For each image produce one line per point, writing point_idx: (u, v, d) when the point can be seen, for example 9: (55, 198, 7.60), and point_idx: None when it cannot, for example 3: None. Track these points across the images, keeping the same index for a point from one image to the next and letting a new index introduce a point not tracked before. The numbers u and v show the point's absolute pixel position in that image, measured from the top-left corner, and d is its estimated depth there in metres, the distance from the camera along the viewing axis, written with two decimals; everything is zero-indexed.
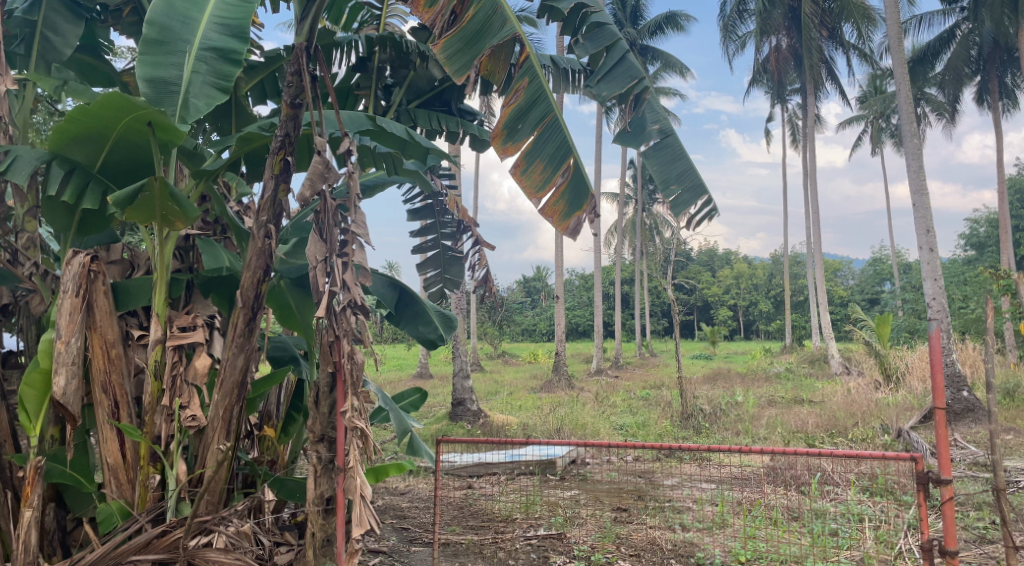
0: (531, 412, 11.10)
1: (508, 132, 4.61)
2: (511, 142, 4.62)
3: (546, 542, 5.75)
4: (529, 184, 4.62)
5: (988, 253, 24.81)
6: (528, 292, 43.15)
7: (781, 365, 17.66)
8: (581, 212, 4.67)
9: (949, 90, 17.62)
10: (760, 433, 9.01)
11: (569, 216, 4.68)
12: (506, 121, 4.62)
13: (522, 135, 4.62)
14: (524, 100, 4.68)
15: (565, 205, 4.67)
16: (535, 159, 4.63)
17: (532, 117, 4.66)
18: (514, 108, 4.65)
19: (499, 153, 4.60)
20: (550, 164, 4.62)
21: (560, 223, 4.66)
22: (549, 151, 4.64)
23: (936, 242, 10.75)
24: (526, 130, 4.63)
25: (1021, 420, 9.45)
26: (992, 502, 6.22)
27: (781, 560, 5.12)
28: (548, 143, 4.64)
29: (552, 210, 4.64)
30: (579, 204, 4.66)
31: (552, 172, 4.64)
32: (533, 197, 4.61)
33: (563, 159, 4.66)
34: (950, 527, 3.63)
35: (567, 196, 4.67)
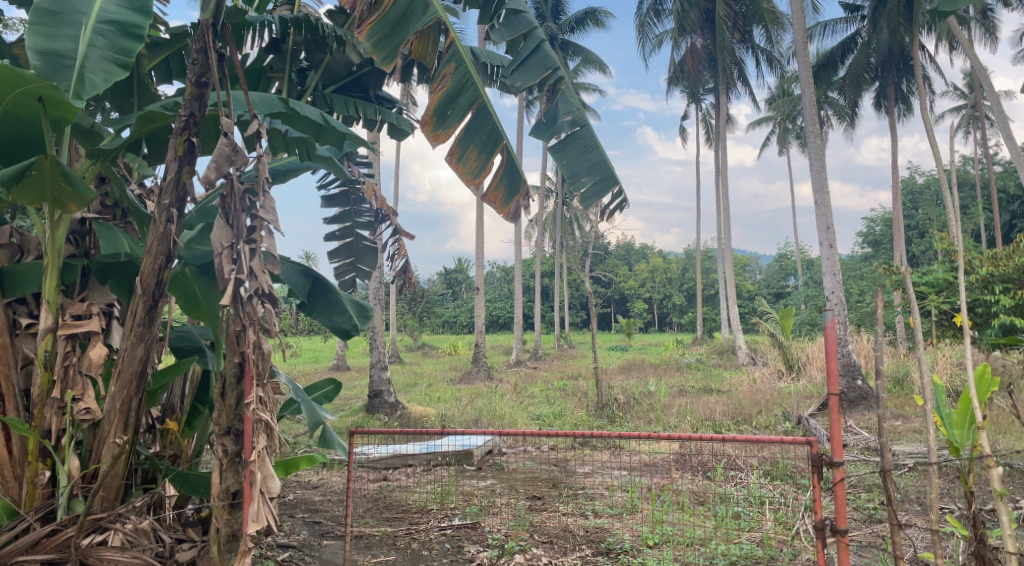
0: (449, 404, 11.10)
1: (437, 119, 4.58)
2: (441, 129, 4.59)
3: (460, 531, 5.77)
4: (465, 169, 4.63)
5: (882, 251, 26.40)
6: (449, 284, 43.05)
7: (692, 356, 18.31)
8: (519, 196, 4.72)
9: (850, 95, 18.56)
10: (671, 422, 9.32)
11: (508, 199, 4.71)
12: (434, 108, 4.58)
13: (452, 122, 4.61)
14: (451, 85, 4.64)
15: (504, 190, 4.70)
16: (468, 145, 4.63)
17: (461, 103, 4.64)
18: (442, 95, 4.61)
19: (430, 140, 4.58)
20: (484, 150, 4.64)
21: (502, 207, 4.70)
22: (481, 137, 4.65)
23: (835, 238, 11.36)
24: (456, 116, 4.62)
25: (908, 406, 10.14)
26: (879, 484, 6.64)
27: (687, 542, 5.30)
28: (479, 129, 4.65)
29: (494, 195, 4.68)
30: (516, 189, 4.70)
31: (487, 157, 4.66)
32: (470, 184, 4.63)
33: (495, 144, 4.67)
34: (841, 507, 3.80)
35: (505, 180, 4.69)
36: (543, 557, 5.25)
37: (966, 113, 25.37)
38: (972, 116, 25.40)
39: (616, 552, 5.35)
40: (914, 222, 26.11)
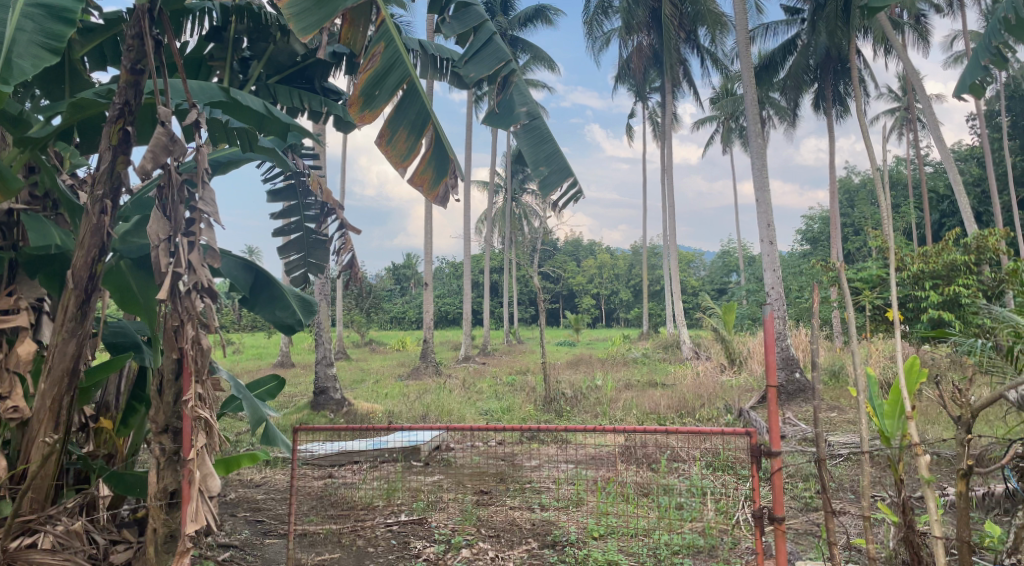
0: (397, 399, 11.05)
1: (365, 98, 4.52)
2: (368, 109, 4.52)
3: (406, 527, 5.75)
4: (393, 152, 4.61)
5: (819, 248, 27.29)
6: (397, 280, 42.68)
7: (637, 350, 18.63)
8: (447, 178, 4.74)
9: (791, 96, 19.08)
10: (617, 415, 9.48)
11: (436, 182, 4.73)
12: (362, 88, 4.51)
13: (380, 102, 4.55)
14: (379, 65, 4.61)
15: (431, 173, 4.71)
16: (396, 127, 4.62)
17: (390, 83, 4.59)
18: (370, 75, 4.56)
19: (357, 121, 4.52)
20: (413, 133, 4.65)
21: (430, 191, 4.72)
22: (410, 119, 4.67)
23: (775, 235, 11.68)
24: (384, 96, 4.57)
25: (842, 398, 10.53)
26: (815, 473, 6.88)
27: (631, 533, 5.39)
28: (408, 110, 4.65)
29: (420, 178, 4.67)
30: (443, 172, 4.71)
31: (415, 139, 4.67)
32: (399, 167, 4.61)
33: (424, 126, 4.69)
34: (778, 496, 3.92)
35: (432, 163, 4.71)
36: (489, 551, 5.27)
37: (900, 116, 26.38)
38: (905, 119, 26.43)
39: (562, 544, 5.41)
40: (850, 220, 27.05)
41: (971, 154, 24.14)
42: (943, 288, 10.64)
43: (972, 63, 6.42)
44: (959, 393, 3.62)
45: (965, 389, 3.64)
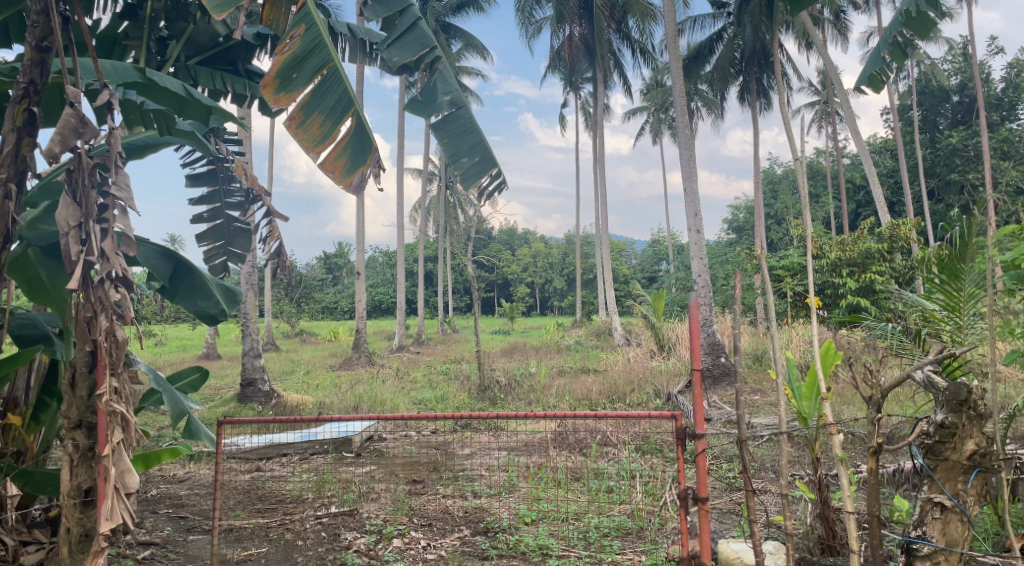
0: (328, 390, 10.89)
1: (281, 81, 4.41)
2: (285, 92, 4.43)
3: (337, 519, 5.67)
4: (307, 137, 4.50)
5: (745, 237, 28.18)
6: (329, 269, 41.98)
7: (571, 338, 18.87)
8: (364, 167, 4.67)
9: (717, 87, 19.55)
10: (550, 402, 9.61)
11: (351, 171, 4.65)
12: (279, 69, 4.41)
13: (298, 85, 4.46)
14: (299, 48, 4.52)
15: (346, 160, 4.62)
16: (312, 111, 4.50)
17: (308, 67, 4.51)
18: (288, 57, 4.45)
19: (271, 102, 4.40)
20: (331, 118, 4.54)
21: (343, 179, 4.63)
22: (329, 104, 4.55)
23: (701, 224, 11.99)
24: (301, 79, 4.47)
25: (764, 381, 10.96)
26: (737, 454, 7.15)
27: (563, 517, 5.46)
28: (328, 96, 4.55)
29: (333, 165, 4.58)
30: (361, 159, 4.65)
31: (333, 124, 4.56)
32: (311, 152, 4.49)
33: (344, 112, 4.59)
34: (702, 476, 4.02)
35: (349, 151, 4.64)
36: (421, 540, 5.26)
37: (820, 109, 27.40)
38: (824, 112, 27.47)
39: (494, 530, 5.45)
40: (773, 210, 28.04)
41: (885, 146, 25.31)
42: (859, 275, 11.14)
43: (874, 54, 6.67)
44: (870, 373, 3.79)
45: (874, 370, 3.81)
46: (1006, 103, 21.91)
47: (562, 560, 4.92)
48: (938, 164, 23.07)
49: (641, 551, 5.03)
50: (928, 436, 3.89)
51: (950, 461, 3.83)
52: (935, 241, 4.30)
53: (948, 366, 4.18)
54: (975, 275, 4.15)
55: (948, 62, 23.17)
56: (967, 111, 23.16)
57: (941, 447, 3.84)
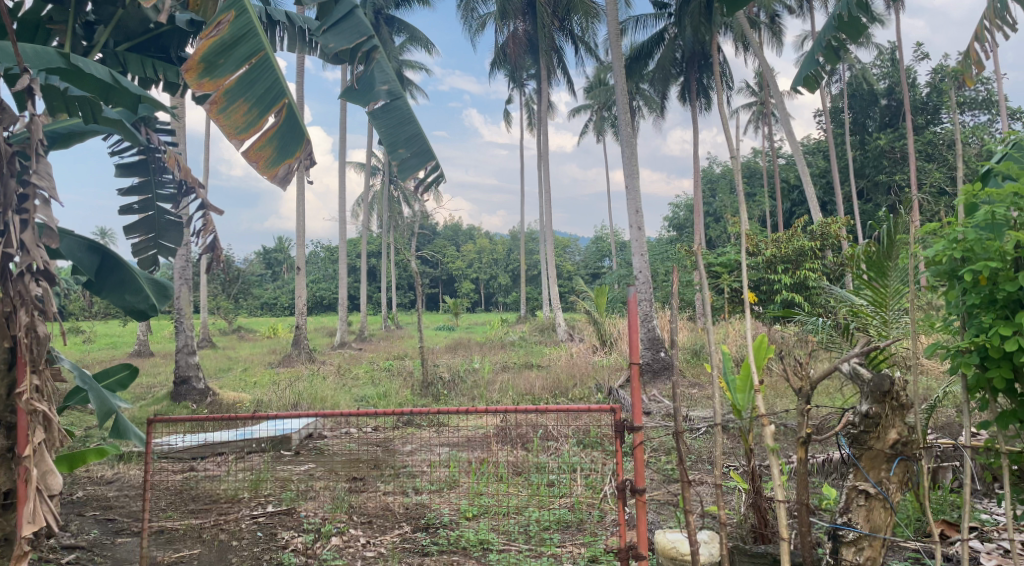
0: (266, 388, 10.66)
1: (206, 66, 4.52)
2: (209, 77, 4.53)
3: (274, 519, 5.57)
4: (230, 125, 4.54)
5: (685, 235, 28.78)
6: (269, 265, 41.11)
7: (515, 334, 18.93)
8: (290, 160, 4.79)
9: (659, 86, 19.86)
10: (493, 398, 9.65)
11: (276, 163, 4.75)
12: (205, 54, 4.53)
13: (223, 71, 4.57)
14: (228, 35, 4.66)
15: (271, 151, 4.71)
16: (237, 98, 4.57)
17: (236, 54, 4.64)
18: (215, 43, 4.59)
19: (194, 85, 4.48)
20: (258, 106, 4.63)
21: (267, 169, 4.72)
22: (257, 92, 4.65)
23: (643, 221, 12.19)
24: (227, 65, 4.59)
25: (702, 375, 11.23)
26: (675, 446, 7.32)
27: (503, 511, 5.50)
28: (256, 84, 4.66)
29: (257, 154, 4.67)
30: (286, 154, 4.76)
31: (260, 113, 4.66)
32: (235, 139, 4.55)
33: (273, 102, 4.71)
34: (640, 469, 4.07)
35: (274, 143, 4.73)
36: (360, 538, 5.21)
37: (756, 110, 28.14)
38: (761, 113, 28.22)
39: (435, 526, 5.44)
40: (711, 208, 28.70)
41: (818, 148, 26.16)
42: (793, 272, 11.50)
43: (808, 57, 6.95)
44: (800, 366, 3.90)
45: (804, 363, 3.92)
46: (930, 107, 22.88)
47: (502, 554, 4.93)
48: (868, 166, 23.99)
49: (581, 544, 5.08)
50: (854, 426, 4.04)
51: (873, 450, 3.98)
52: (864, 239, 4.48)
53: (874, 357, 4.33)
54: (900, 271, 4.34)
55: (878, 67, 24.04)
56: (895, 115, 24.07)
57: (866, 436, 3.98)
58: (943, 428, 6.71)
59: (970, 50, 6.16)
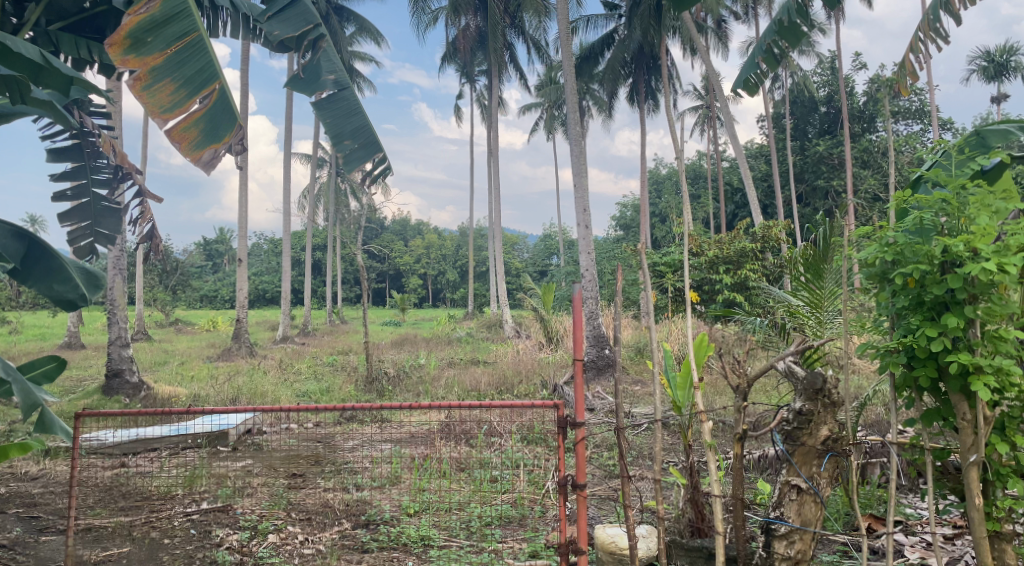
0: (204, 382, 10.39)
1: (132, 42, 4.42)
2: (135, 54, 4.42)
3: (208, 516, 5.43)
4: (153, 102, 4.46)
5: (631, 234, 29.19)
6: (209, 257, 40.11)
7: (461, 330, 18.92)
8: (217, 144, 4.74)
9: (608, 87, 20.05)
10: (438, 394, 9.61)
11: (202, 146, 4.72)
12: (132, 30, 4.43)
13: (151, 48, 4.48)
14: (159, 12, 4.57)
15: (197, 134, 4.67)
16: (163, 77, 4.49)
17: (166, 33, 4.56)
18: (144, 20, 4.49)
19: (118, 61, 4.38)
20: (186, 87, 4.55)
21: (190, 151, 4.68)
22: (188, 73, 4.58)
23: (590, 220, 12.29)
24: (155, 43, 4.51)
25: (644, 373, 11.42)
26: (617, 442, 7.42)
27: (445, 508, 5.47)
28: (187, 65, 4.58)
29: (181, 135, 4.64)
30: (213, 137, 4.71)
31: (188, 95, 4.57)
32: (158, 119, 4.47)
33: (205, 84, 4.64)
34: (581, 464, 4.09)
35: (201, 125, 4.68)
36: (298, 535, 5.11)
37: (702, 114, 28.70)
38: (706, 116, 28.83)
39: (376, 522, 5.37)
40: (657, 209, 29.20)
41: (760, 152, 26.81)
42: (734, 272, 11.80)
43: (749, 61, 7.11)
44: (737, 363, 4.00)
45: (741, 361, 4.02)
46: (867, 115, 23.64)
47: (443, 550, 4.91)
48: (807, 171, 24.75)
49: (521, 539, 5.09)
50: (787, 423, 4.15)
51: (805, 446, 4.09)
52: (801, 242, 4.62)
53: (808, 356, 4.47)
54: (835, 273, 4.49)
55: (819, 75, 24.75)
56: (833, 122, 24.85)
57: (798, 432, 4.10)
58: (873, 425, 6.96)
59: (905, 61, 6.38)
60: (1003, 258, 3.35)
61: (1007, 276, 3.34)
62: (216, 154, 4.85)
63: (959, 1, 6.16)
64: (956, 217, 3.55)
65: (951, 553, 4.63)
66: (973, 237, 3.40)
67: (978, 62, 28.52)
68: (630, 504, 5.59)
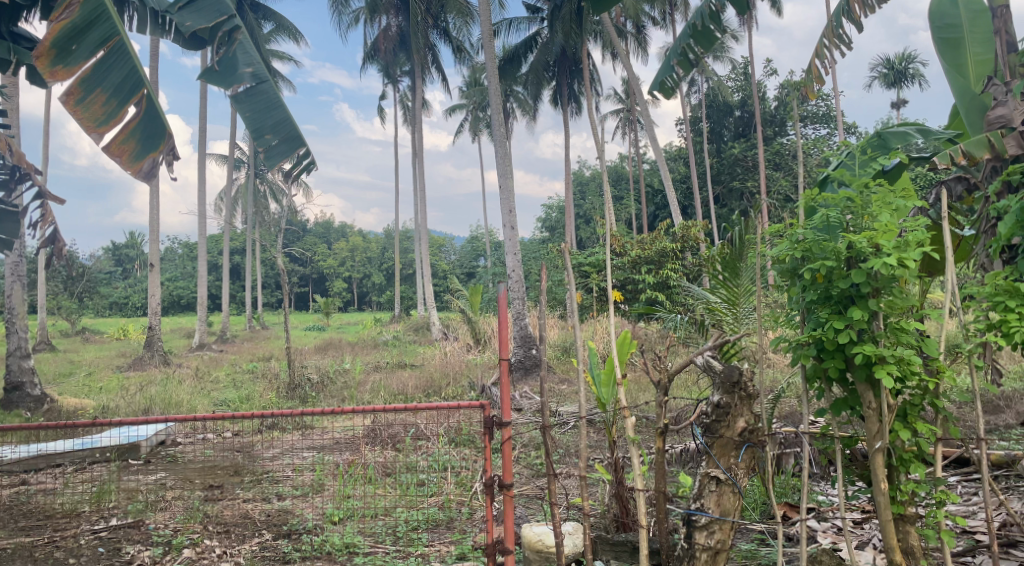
0: (114, 393, 9.89)
1: (59, 52, 4.81)
2: (63, 64, 4.82)
3: (118, 533, 5.16)
4: (89, 115, 4.87)
5: (557, 235, 29.52)
6: (119, 262, 38.49)
7: (389, 333, 18.70)
8: (155, 150, 5.13)
9: (532, 89, 20.19)
10: (364, 398, 9.45)
11: (141, 155, 5.10)
12: (59, 41, 4.82)
13: (76, 58, 4.87)
14: (81, 20, 4.95)
15: (136, 143, 5.07)
16: (94, 89, 4.92)
17: (89, 41, 4.96)
18: (68, 29, 4.87)
19: (49, 73, 4.77)
20: (115, 96, 4.98)
21: (132, 161, 5.05)
22: (114, 82, 5.00)
23: (516, 221, 12.34)
24: (80, 51, 4.90)
25: (572, 372, 11.55)
26: (544, 440, 7.49)
27: (371, 514, 5.35)
28: (113, 74, 5.00)
29: (122, 147, 5.01)
30: (150, 145, 5.11)
31: (118, 102, 5.00)
32: (96, 131, 4.88)
33: (132, 91, 5.06)
34: (508, 464, 4.08)
35: (137, 135, 5.07)
36: (216, 548, 4.92)
37: (623, 117, 29.31)
38: (628, 120, 29.48)
39: (298, 532, 5.21)
40: (582, 210, 29.64)
41: (679, 155, 27.56)
42: (656, 272, 12.10)
43: (665, 63, 7.30)
44: (659, 359, 4.08)
45: (663, 357, 4.09)
46: (778, 119, 24.64)
47: (368, 557, 4.81)
48: (723, 172, 25.66)
49: (449, 542, 5.05)
50: (706, 415, 4.26)
51: (724, 438, 4.20)
52: (718, 241, 4.79)
53: (726, 351, 4.62)
54: (749, 270, 4.67)
55: (732, 80, 25.65)
56: (747, 125, 25.86)
57: (717, 425, 4.21)
58: (787, 417, 7.28)
59: (812, 66, 6.70)
60: (903, 253, 3.54)
61: (908, 271, 3.53)
62: (156, 164, 5.23)
63: (858, 9, 6.50)
64: (860, 214, 3.72)
65: (860, 537, 4.86)
66: (875, 233, 3.58)
67: (879, 70, 30.15)
68: (559, 505, 5.61)
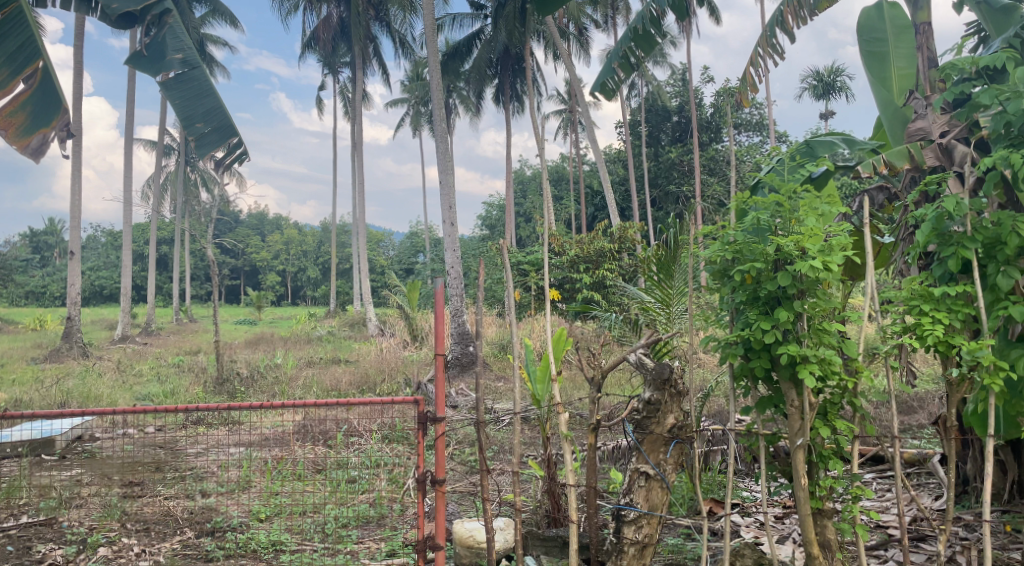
0: (26, 386, 9.39)
1: None
2: None
3: (28, 531, 4.93)
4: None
5: (496, 234, 29.53)
6: (36, 249, 36.74)
7: (323, 328, 18.33)
8: (44, 126, 6.52)
9: (474, 86, 20.13)
10: (295, 394, 9.24)
11: (30, 128, 6.44)
12: None
13: None
14: None
15: (27, 117, 6.38)
16: None
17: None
18: None
19: None
20: (14, 69, 6.06)
21: (22, 132, 6.38)
22: (14, 56, 6.06)
23: (455, 217, 12.29)
24: None
25: (508, 369, 11.56)
26: (479, 437, 7.48)
27: (300, 511, 5.24)
28: (12, 49, 6.04)
29: (17, 120, 6.31)
30: (40, 120, 6.46)
31: (16, 74, 6.10)
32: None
33: (27, 67, 6.20)
34: (441, 459, 4.05)
35: (29, 111, 6.37)
36: (134, 547, 4.73)
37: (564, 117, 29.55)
38: (569, 121, 29.76)
39: (221, 530, 5.05)
40: (522, 209, 29.74)
41: (618, 157, 28.01)
42: (593, 271, 12.28)
43: (605, 65, 7.41)
44: (593, 356, 4.11)
45: (596, 354, 4.13)
46: (713, 125, 25.24)
47: (296, 555, 4.70)
48: (660, 176, 26.14)
49: (380, 539, 4.98)
50: (637, 412, 4.31)
51: (654, 434, 4.26)
52: (653, 242, 4.86)
53: (658, 350, 4.69)
54: (683, 271, 4.77)
55: (670, 85, 26.16)
56: (684, 130, 26.42)
57: (647, 421, 4.26)
58: (714, 414, 7.46)
59: (746, 74, 6.90)
60: (827, 257, 3.67)
61: (830, 274, 3.66)
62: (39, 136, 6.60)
63: (791, 20, 6.74)
64: (787, 217, 3.83)
65: (781, 532, 5.03)
66: (801, 237, 3.68)
67: (808, 81, 31.28)
68: (492, 501, 5.60)
